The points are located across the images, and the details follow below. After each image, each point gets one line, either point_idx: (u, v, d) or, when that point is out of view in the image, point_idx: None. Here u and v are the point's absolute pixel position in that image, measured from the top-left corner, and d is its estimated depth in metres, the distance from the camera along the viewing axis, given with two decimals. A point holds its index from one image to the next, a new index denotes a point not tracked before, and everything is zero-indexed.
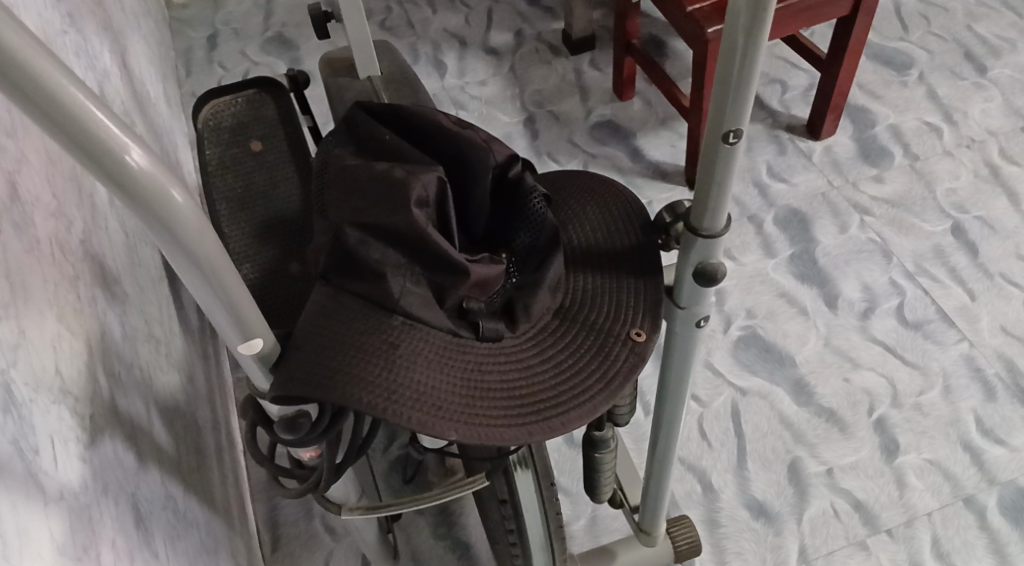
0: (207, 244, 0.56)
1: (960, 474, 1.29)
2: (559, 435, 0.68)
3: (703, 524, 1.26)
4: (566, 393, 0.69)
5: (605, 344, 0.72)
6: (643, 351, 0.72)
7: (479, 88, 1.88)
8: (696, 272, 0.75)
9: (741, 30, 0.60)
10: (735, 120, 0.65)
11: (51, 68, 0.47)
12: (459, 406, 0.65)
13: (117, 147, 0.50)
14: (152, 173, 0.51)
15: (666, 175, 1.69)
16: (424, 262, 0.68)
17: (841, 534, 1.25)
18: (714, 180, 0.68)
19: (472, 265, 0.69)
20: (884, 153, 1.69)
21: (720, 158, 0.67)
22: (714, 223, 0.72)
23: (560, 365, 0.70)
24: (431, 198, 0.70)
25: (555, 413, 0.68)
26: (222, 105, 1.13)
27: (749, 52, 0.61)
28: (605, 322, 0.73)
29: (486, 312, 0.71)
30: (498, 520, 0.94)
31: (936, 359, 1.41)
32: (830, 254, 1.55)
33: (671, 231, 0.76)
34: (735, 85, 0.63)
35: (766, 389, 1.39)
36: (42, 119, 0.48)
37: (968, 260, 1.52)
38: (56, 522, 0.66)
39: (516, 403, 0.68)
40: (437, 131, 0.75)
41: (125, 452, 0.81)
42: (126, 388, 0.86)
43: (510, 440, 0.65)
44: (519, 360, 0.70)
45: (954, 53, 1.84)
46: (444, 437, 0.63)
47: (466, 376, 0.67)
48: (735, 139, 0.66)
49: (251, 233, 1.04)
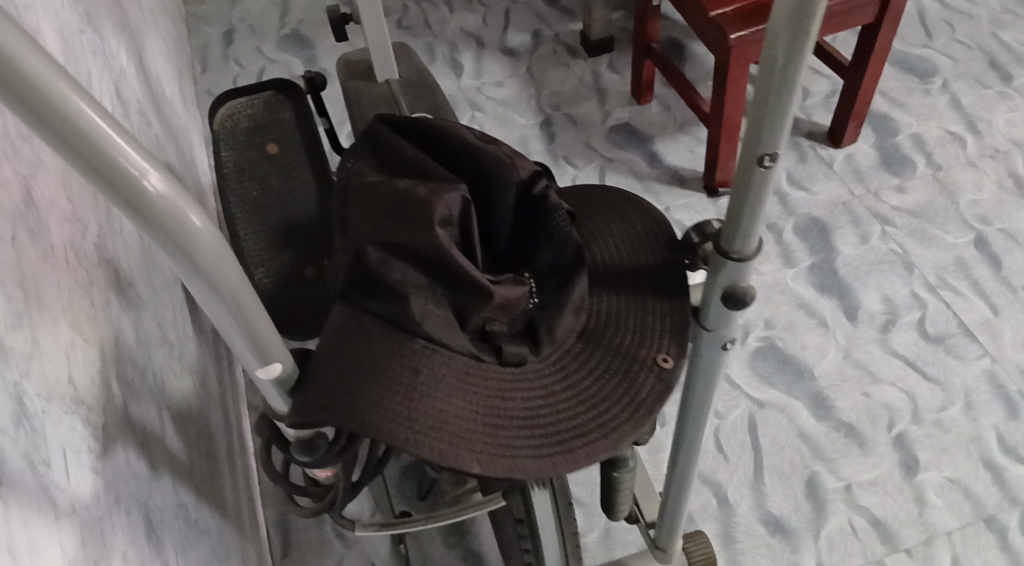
0: (226, 270, 0.54)
1: (981, 492, 1.27)
2: (584, 468, 0.66)
3: (719, 538, 1.25)
4: (589, 422, 0.68)
5: (631, 370, 0.70)
6: (670, 377, 0.70)
7: (496, 89, 1.86)
8: (725, 295, 0.72)
9: (780, 51, 0.57)
10: (772, 143, 0.62)
11: (70, 92, 0.45)
12: (480, 437, 0.63)
13: (134, 174, 0.48)
14: (170, 199, 0.50)
15: (685, 182, 1.67)
16: (445, 282, 0.66)
17: (859, 551, 1.23)
18: (747, 204, 0.66)
19: (496, 286, 0.67)
20: (906, 162, 1.66)
21: (754, 179, 0.64)
22: (745, 245, 0.68)
23: (585, 393, 0.69)
24: (456, 216, 0.68)
25: (578, 444, 0.66)
26: (238, 107, 1.13)
27: (788, 74, 0.58)
28: (630, 345, 0.71)
29: (508, 334, 0.69)
30: (513, 538, 0.92)
31: (958, 374, 1.39)
32: (850, 264, 1.53)
33: (699, 251, 0.72)
34: (771, 107, 0.60)
35: (784, 402, 1.37)
36: (57, 143, 0.46)
37: (992, 274, 1.50)
38: (67, 536, 0.64)
39: (538, 433, 0.66)
40: (459, 146, 0.74)
41: (137, 461, 0.79)
42: (139, 395, 0.84)
43: (533, 473, 0.64)
44: (542, 388, 0.68)
45: (979, 60, 1.81)
46: (466, 470, 0.62)
47: (487, 404, 0.65)
48: (770, 162, 0.63)
49: (267, 238, 1.03)
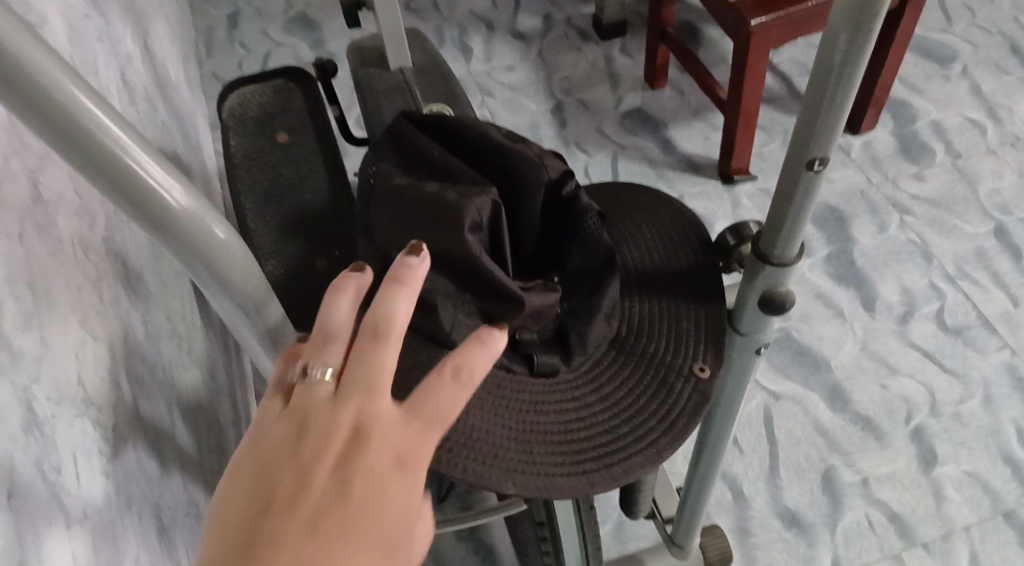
0: (250, 283, 0.55)
1: (1000, 487, 1.25)
2: (623, 484, 0.65)
3: (734, 533, 1.23)
4: (626, 437, 0.66)
5: (666, 379, 0.70)
6: (707, 387, 0.69)
7: (506, 74, 1.83)
8: (762, 300, 0.71)
9: (838, 52, 0.55)
10: (823, 147, 0.60)
11: (95, 111, 0.45)
12: (515, 456, 0.63)
13: (155, 188, 0.48)
14: (194, 211, 0.50)
15: (699, 169, 1.65)
16: (476, 290, 0.66)
17: (876, 546, 1.21)
18: (792, 208, 0.64)
19: (526, 295, 0.66)
20: (925, 150, 1.63)
21: (802, 184, 0.62)
22: (787, 251, 0.68)
23: (621, 405, 0.68)
24: (485, 222, 0.67)
25: (615, 460, 0.65)
26: (250, 95, 1.11)
27: (846, 76, 0.56)
28: (665, 354, 0.71)
29: (539, 344, 0.69)
30: (532, 540, 0.91)
31: (977, 367, 1.37)
32: (868, 254, 1.50)
33: (736, 253, 0.72)
34: (824, 109, 0.58)
35: (800, 395, 1.35)
36: (81, 162, 0.46)
37: (1012, 265, 1.47)
38: (79, 544, 0.62)
39: (574, 449, 0.65)
40: (485, 144, 0.73)
41: (148, 460, 0.77)
42: (149, 392, 0.81)
43: (571, 493, 0.63)
44: (576, 400, 0.68)
45: (999, 46, 1.78)
46: (501, 490, 0.61)
47: (522, 419, 0.65)
48: (821, 166, 0.61)
49: (277, 231, 1.00)
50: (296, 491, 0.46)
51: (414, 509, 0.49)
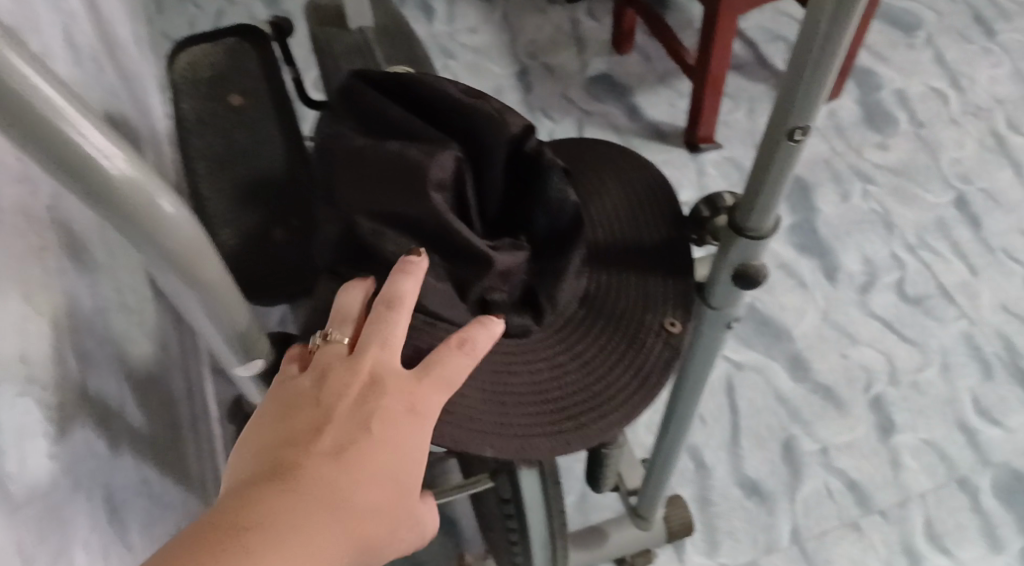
0: (199, 259, 0.55)
1: (956, 455, 1.27)
2: (597, 443, 0.68)
3: (695, 502, 1.24)
4: (599, 396, 0.69)
5: (637, 335, 0.72)
6: (678, 342, 0.72)
7: (469, 36, 1.79)
8: (734, 273, 0.71)
9: (823, 19, 0.55)
10: (804, 116, 0.60)
11: (36, 85, 0.45)
12: (491, 419, 0.65)
13: (96, 159, 0.48)
14: (141, 185, 0.50)
15: (664, 136, 1.63)
16: (445, 252, 0.67)
17: (834, 513, 1.23)
18: (768, 178, 0.64)
19: (497, 254, 0.67)
20: (888, 119, 1.63)
21: (781, 153, 0.62)
22: (761, 223, 0.68)
23: (593, 363, 0.70)
24: (449, 179, 0.67)
25: (589, 420, 0.68)
26: (200, 54, 1.07)
27: (831, 40, 0.55)
28: (636, 310, 0.73)
29: (510, 304, 0.70)
30: (497, 516, 0.91)
31: (935, 336, 1.38)
32: (831, 223, 1.50)
33: (709, 224, 0.74)
34: (807, 76, 0.58)
35: (761, 364, 1.36)
36: (22, 136, 0.46)
37: (971, 234, 1.49)
38: (22, 531, 0.60)
39: (549, 408, 0.68)
40: (446, 103, 0.71)
41: (98, 440, 0.74)
42: (98, 368, 0.78)
43: (548, 453, 0.66)
44: (548, 360, 0.70)
45: (963, 15, 1.78)
46: (480, 453, 0.64)
47: (496, 382, 0.67)
48: (801, 136, 0.61)
49: (232, 197, 0.97)
50: (320, 424, 0.57)
51: (419, 449, 0.58)
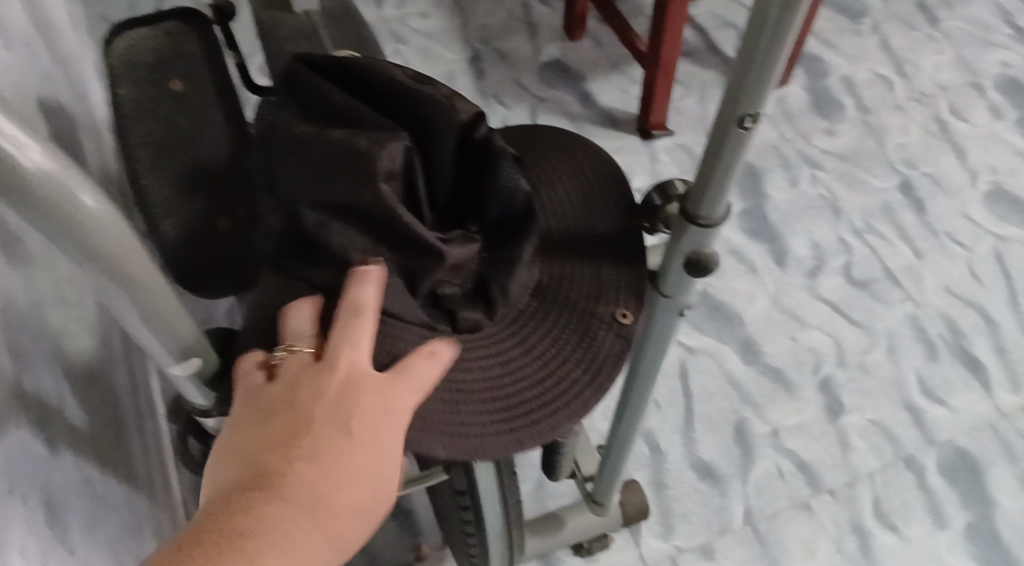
0: (122, 252, 0.54)
1: (902, 434, 1.30)
2: (548, 438, 0.69)
3: (649, 486, 1.26)
4: (551, 391, 0.71)
5: (590, 327, 0.73)
6: (629, 333, 0.74)
7: (420, 21, 1.78)
8: (685, 262, 0.72)
9: (773, 8, 0.55)
10: (753, 104, 0.60)
11: None
12: (442, 419, 0.66)
13: (9, 152, 0.47)
14: (57, 177, 0.49)
15: (616, 123, 1.64)
16: (394, 242, 0.66)
17: (785, 494, 1.25)
18: (719, 165, 0.64)
19: (448, 248, 0.67)
20: (835, 105, 1.66)
21: (731, 140, 0.62)
22: (712, 210, 0.68)
23: (547, 357, 0.72)
24: (399, 167, 0.66)
25: (541, 416, 0.69)
26: (137, 38, 1.04)
27: (780, 30, 0.56)
28: (587, 302, 0.74)
29: (460, 297, 0.70)
30: (453, 509, 0.91)
31: (881, 318, 1.41)
32: (780, 209, 1.52)
33: (660, 212, 0.74)
34: (757, 64, 0.58)
35: (713, 348, 1.37)
36: None
37: (916, 218, 1.52)
38: None
39: (502, 405, 0.69)
40: (393, 90, 0.70)
41: (33, 440, 0.72)
42: (35, 364, 0.77)
43: (500, 452, 0.67)
44: (502, 355, 0.71)
45: (908, 2, 1.81)
46: (431, 454, 0.64)
47: (449, 379, 0.68)
48: (751, 123, 0.61)
49: (175, 185, 0.95)
50: (298, 429, 0.59)
51: (396, 448, 0.61)
